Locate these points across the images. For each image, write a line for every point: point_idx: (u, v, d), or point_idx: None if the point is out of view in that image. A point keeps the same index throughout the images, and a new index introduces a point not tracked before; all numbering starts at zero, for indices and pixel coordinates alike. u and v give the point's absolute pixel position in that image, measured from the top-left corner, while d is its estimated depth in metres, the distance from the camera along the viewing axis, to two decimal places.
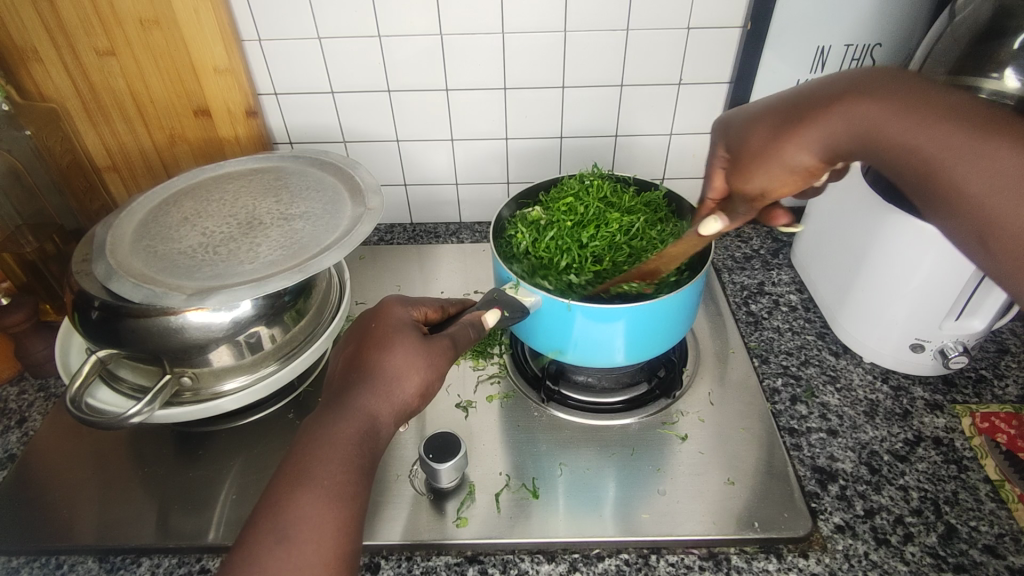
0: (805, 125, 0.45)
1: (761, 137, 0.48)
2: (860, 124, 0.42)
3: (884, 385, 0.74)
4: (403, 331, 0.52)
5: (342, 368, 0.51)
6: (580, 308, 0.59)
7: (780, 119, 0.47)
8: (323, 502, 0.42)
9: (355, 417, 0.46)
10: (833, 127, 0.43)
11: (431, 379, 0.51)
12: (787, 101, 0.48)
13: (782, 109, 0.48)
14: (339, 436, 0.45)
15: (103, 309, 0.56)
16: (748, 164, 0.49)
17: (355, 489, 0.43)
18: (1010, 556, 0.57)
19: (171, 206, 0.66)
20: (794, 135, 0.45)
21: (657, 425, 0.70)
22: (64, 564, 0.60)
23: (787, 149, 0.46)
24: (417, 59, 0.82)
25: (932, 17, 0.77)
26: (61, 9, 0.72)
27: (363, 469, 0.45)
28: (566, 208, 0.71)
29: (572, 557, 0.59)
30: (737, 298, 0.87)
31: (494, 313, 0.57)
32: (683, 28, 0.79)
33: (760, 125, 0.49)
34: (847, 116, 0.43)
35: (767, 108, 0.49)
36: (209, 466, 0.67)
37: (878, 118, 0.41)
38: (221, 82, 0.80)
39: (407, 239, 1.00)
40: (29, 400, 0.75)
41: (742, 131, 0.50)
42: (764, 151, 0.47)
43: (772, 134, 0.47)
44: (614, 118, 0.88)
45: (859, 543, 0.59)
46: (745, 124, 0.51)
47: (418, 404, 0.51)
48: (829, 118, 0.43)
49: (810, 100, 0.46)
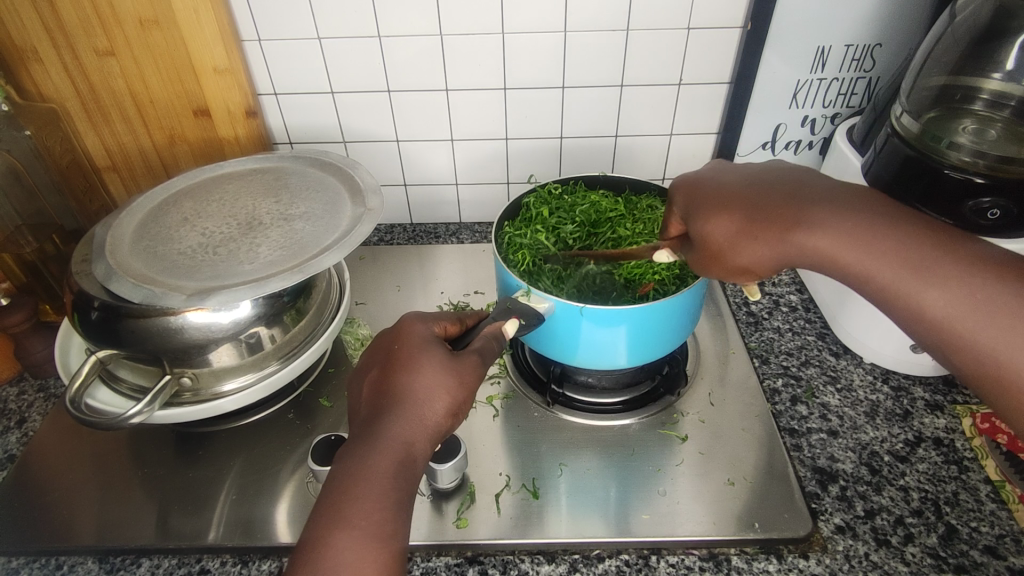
0: (762, 237, 0.50)
1: (722, 228, 0.52)
2: (807, 250, 0.48)
3: (884, 386, 0.73)
4: (427, 350, 0.51)
5: (367, 395, 0.49)
6: (590, 313, 0.59)
7: (754, 215, 0.51)
8: (360, 547, 0.40)
9: (387, 448, 0.45)
10: (763, 252, 0.50)
11: (461, 395, 0.50)
12: (789, 181, 0.53)
13: (749, 204, 0.52)
14: (374, 470, 0.43)
15: (103, 309, 0.56)
16: (703, 218, 0.54)
17: (395, 526, 0.42)
18: (1011, 557, 0.57)
19: (171, 206, 0.66)
20: (757, 245, 0.50)
21: (658, 426, 0.70)
22: (64, 565, 0.60)
23: (764, 246, 0.50)
24: (416, 60, 0.82)
25: (933, 17, 0.76)
26: (62, 9, 0.72)
27: (399, 503, 0.43)
28: (562, 201, 0.74)
29: (572, 558, 0.59)
30: (737, 299, 0.87)
31: (514, 324, 0.57)
32: (683, 28, 0.79)
33: (727, 206, 0.53)
34: (798, 246, 0.49)
35: (735, 190, 0.54)
36: (208, 466, 0.67)
37: (837, 249, 0.47)
38: (221, 82, 0.80)
39: (407, 239, 1.00)
40: (28, 400, 0.75)
41: (703, 218, 0.54)
42: (719, 238, 0.53)
43: (716, 206, 0.53)
44: (614, 119, 0.88)
45: (859, 544, 0.58)
46: (720, 199, 0.54)
47: (450, 423, 0.49)
48: (791, 242, 0.49)
49: (779, 203, 0.51)
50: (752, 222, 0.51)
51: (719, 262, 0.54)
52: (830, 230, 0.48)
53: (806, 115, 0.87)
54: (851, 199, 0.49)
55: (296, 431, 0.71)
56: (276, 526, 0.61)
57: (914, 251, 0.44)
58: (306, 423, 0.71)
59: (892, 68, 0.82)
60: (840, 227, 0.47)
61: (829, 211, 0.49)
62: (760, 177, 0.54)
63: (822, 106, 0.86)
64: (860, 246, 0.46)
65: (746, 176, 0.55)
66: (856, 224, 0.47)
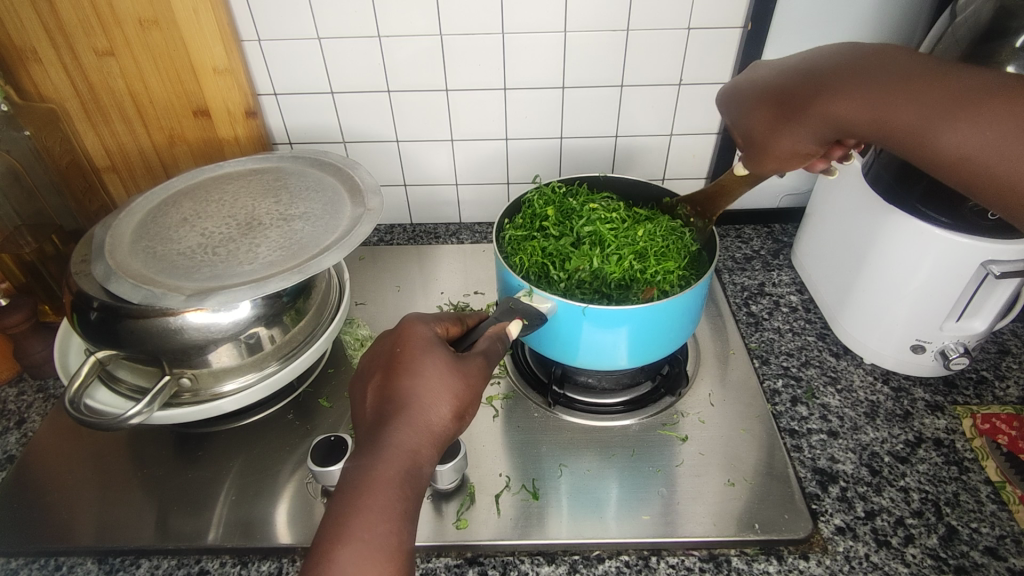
0: (800, 117, 0.49)
1: (756, 118, 0.53)
2: (847, 113, 0.46)
3: (885, 386, 0.73)
4: (430, 354, 0.51)
5: (371, 401, 0.49)
6: (592, 314, 0.58)
7: (778, 110, 0.51)
8: (366, 560, 0.40)
9: (392, 456, 0.44)
10: (817, 123, 0.48)
11: (465, 399, 0.50)
12: (785, 74, 0.51)
13: (774, 91, 0.51)
14: (379, 480, 0.43)
15: (103, 309, 0.56)
16: (731, 102, 0.56)
17: (401, 537, 0.42)
18: (1012, 558, 0.57)
19: (171, 206, 0.66)
20: (797, 126, 0.50)
21: (658, 426, 0.70)
22: (64, 565, 0.60)
23: (787, 137, 0.51)
24: (416, 59, 0.82)
25: (934, 16, 0.76)
26: (61, 9, 0.72)
27: (406, 513, 0.43)
28: (566, 199, 0.74)
29: (572, 559, 0.59)
30: (737, 299, 0.87)
31: (516, 325, 0.57)
32: (683, 29, 0.79)
33: (754, 106, 0.53)
34: (829, 116, 0.47)
35: (758, 90, 0.53)
36: (209, 467, 0.67)
37: (867, 109, 0.45)
38: (221, 82, 0.80)
39: (406, 240, 0.99)
40: (28, 401, 0.75)
41: (738, 111, 0.55)
42: (757, 124, 0.53)
43: (755, 92, 0.53)
44: (615, 119, 0.88)
45: (860, 545, 0.58)
46: (743, 95, 0.54)
47: (455, 427, 0.49)
48: (815, 115, 0.48)
49: (810, 69, 0.49)
50: (782, 120, 0.51)
51: (764, 154, 0.53)
52: (852, 95, 0.46)
53: None
54: (871, 66, 0.46)
55: (296, 432, 0.71)
56: (276, 527, 0.61)
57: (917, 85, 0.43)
58: (306, 424, 0.71)
59: None
60: (874, 84, 0.45)
61: (847, 74, 0.47)
62: (785, 61, 0.53)
63: None
64: (899, 94, 0.44)
65: (774, 66, 0.54)
66: (879, 81, 0.45)
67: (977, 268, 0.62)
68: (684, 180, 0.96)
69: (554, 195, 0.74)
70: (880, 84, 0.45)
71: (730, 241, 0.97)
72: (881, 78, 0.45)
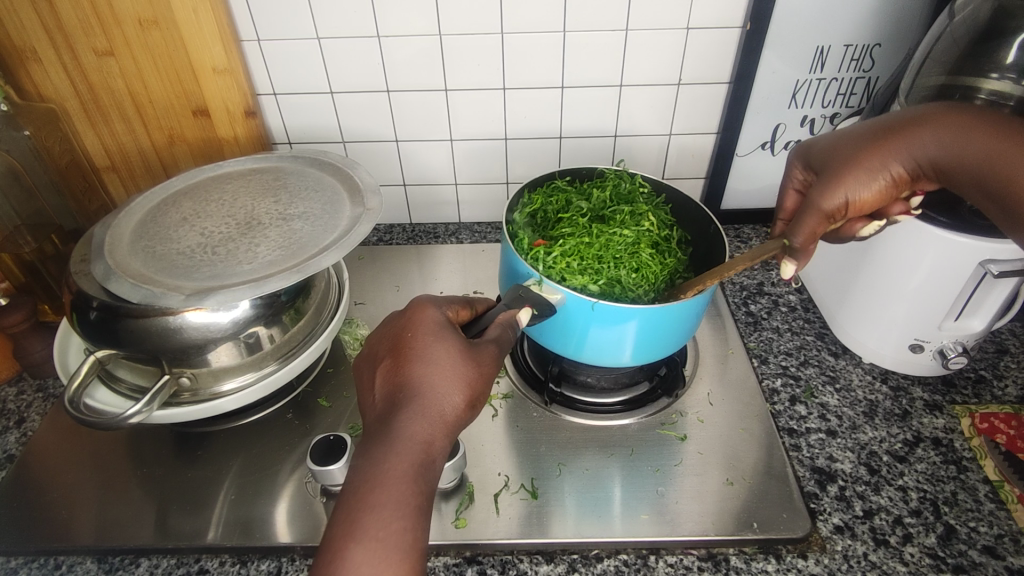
0: (896, 141, 0.52)
1: (846, 147, 0.55)
2: (948, 143, 0.50)
3: (883, 386, 0.74)
4: (441, 340, 0.51)
5: (381, 390, 0.49)
6: (602, 309, 0.59)
7: (871, 135, 0.54)
8: (381, 556, 0.39)
9: (404, 449, 0.44)
10: (920, 145, 0.51)
11: (476, 388, 0.50)
12: (877, 120, 0.55)
13: (868, 128, 0.55)
14: (390, 474, 0.43)
15: (102, 309, 0.56)
16: (812, 148, 0.58)
17: (416, 532, 0.41)
18: (1009, 557, 0.57)
19: (170, 206, 0.66)
20: (890, 148, 0.52)
21: (656, 426, 0.70)
22: (64, 564, 0.60)
23: (877, 155, 0.52)
24: (416, 59, 0.82)
25: (932, 17, 0.76)
26: (61, 9, 0.72)
27: (421, 507, 0.42)
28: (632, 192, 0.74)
29: (571, 558, 0.59)
30: (736, 299, 0.87)
31: (526, 312, 0.57)
32: (683, 28, 0.79)
33: (842, 141, 0.56)
34: (927, 139, 0.51)
35: (849, 131, 0.56)
36: (208, 466, 0.67)
37: (964, 139, 0.49)
38: (221, 82, 0.80)
39: (406, 239, 1.00)
40: (27, 400, 0.75)
41: (818, 150, 0.57)
42: (842, 152, 0.54)
43: (845, 133, 0.57)
44: (614, 119, 0.88)
45: (858, 543, 0.58)
46: (829, 138, 0.57)
47: (467, 416, 0.49)
48: (915, 137, 0.51)
49: (903, 117, 0.54)
50: (876, 140, 0.53)
51: (838, 177, 0.53)
52: (952, 126, 0.50)
53: (805, 115, 0.87)
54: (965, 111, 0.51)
55: (295, 431, 0.71)
56: (275, 526, 0.61)
57: (1012, 132, 0.47)
58: (305, 423, 0.72)
59: (892, 68, 0.82)
60: (965, 125, 0.50)
61: (945, 115, 0.51)
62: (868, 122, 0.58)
63: (821, 106, 0.86)
64: (990, 135, 0.48)
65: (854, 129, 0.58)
66: (974, 123, 0.49)
67: (978, 268, 0.62)
68: (683, 180, 0.96)
69: (636, 179, 0.74)
70: (984, 124, 0.49)
71: (730, 241, 0.97)
72: (975, 123, 0.49)
